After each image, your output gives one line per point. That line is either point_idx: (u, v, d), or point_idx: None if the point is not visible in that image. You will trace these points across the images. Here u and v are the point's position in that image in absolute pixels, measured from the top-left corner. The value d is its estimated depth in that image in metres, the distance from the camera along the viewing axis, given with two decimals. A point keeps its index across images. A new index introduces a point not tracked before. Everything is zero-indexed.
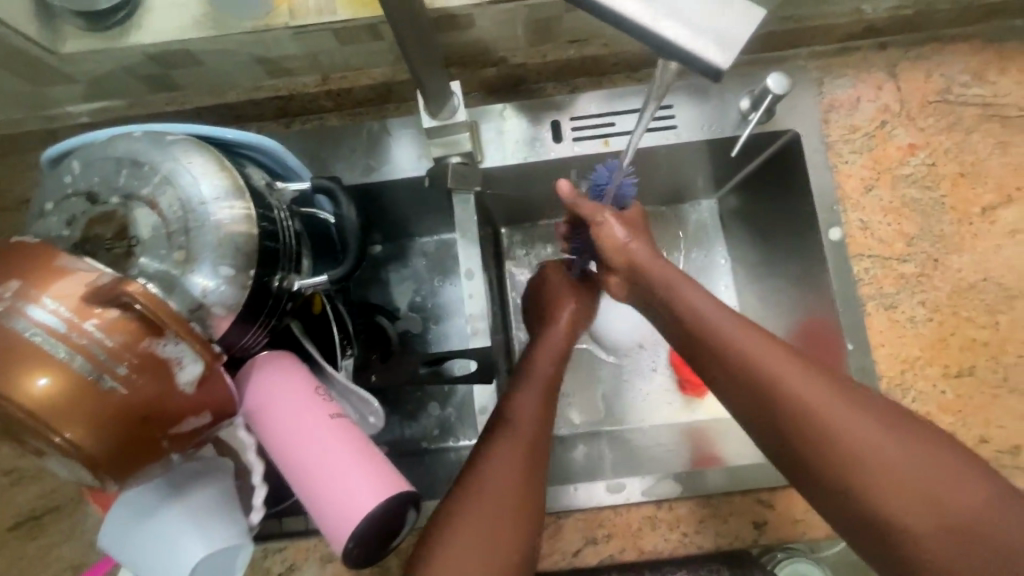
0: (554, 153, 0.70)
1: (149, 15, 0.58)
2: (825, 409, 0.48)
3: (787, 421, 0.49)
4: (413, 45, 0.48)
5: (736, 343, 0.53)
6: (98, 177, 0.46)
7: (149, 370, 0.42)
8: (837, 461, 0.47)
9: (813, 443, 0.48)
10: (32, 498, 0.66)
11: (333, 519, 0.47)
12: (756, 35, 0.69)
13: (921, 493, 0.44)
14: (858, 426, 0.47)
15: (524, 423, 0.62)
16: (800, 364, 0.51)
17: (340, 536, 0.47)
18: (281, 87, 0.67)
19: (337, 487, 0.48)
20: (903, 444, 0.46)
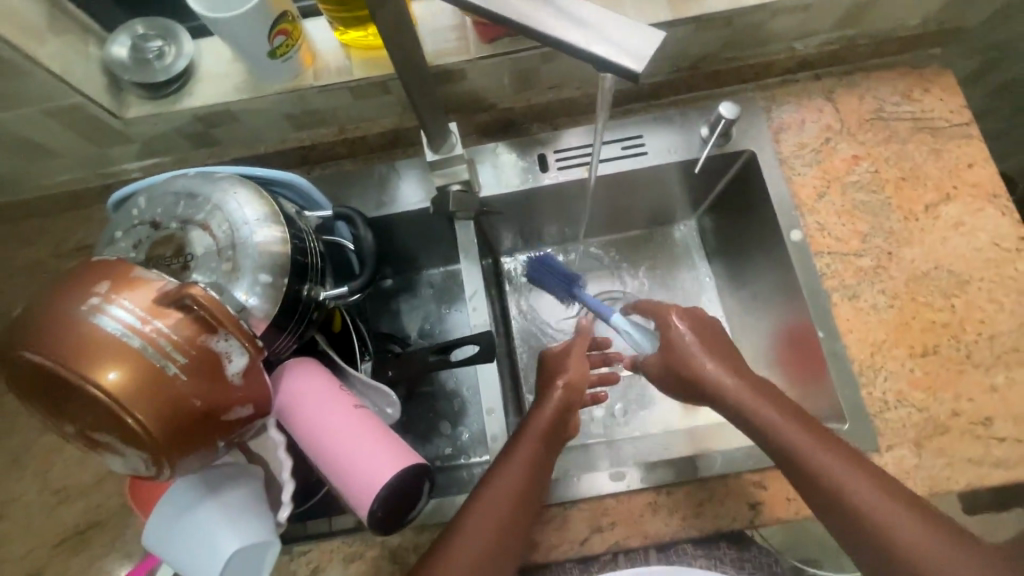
0: (539, 181, 0.80)
1: (198, 85, 0.70)
2: (840, 476, 0.58)
3: (809, 483, 0.59)
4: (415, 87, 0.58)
5: (766, 419, 0.63)
6: (160, 209, 0.56)
7: (204, 360, 0.50)
8: (851, 519, 0.56)
9: (829, 504, 0.58)
10: (78, 514, 0.71)
11: (357, 491, 0.53)
12: (707, 73, 0.80)
13: (912, 555, 0.53)
14: (868, 493, 0.57)
15: (475, 541, 0.59)
16: (801, 422, 0.62)
17: (364, 503, 0.53)
18: (304, 139, 0.79)
19: (359, 460, 0.54)
20: (898, 510, 0.55)
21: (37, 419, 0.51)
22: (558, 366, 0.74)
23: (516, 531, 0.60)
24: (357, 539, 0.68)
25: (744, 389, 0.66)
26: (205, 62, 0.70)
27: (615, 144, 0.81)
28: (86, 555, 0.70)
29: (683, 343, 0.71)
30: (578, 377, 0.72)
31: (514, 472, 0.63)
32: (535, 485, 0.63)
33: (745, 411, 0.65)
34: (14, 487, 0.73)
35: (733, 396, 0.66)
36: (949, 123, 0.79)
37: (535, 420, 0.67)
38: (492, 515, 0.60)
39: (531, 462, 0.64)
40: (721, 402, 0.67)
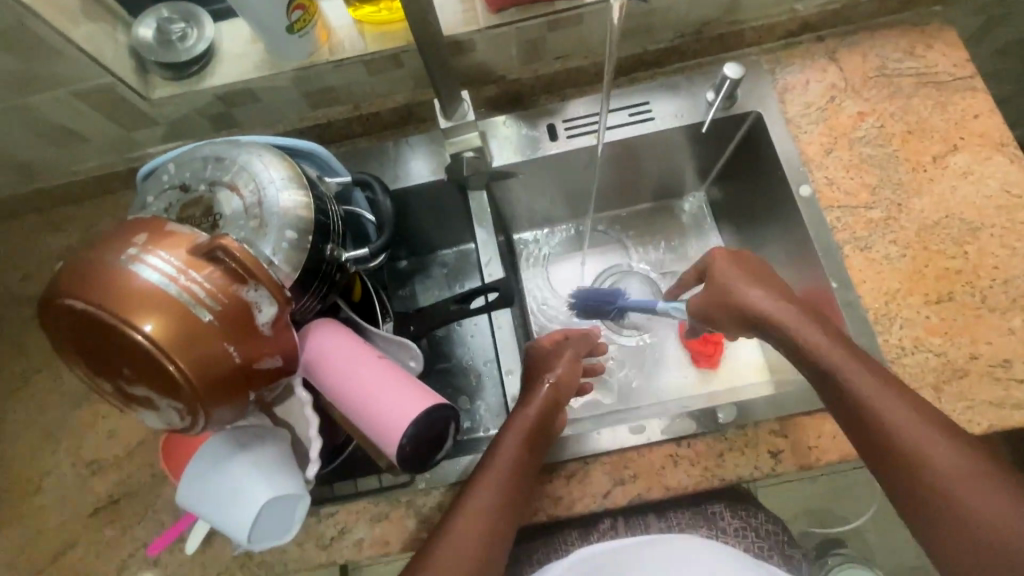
0: (548, 150, 0.82)
1: (219, 65, 0.73)
2: (899, 416, 0.56)
3: (863, 423, 0.58)
4: (428, 49, 0.60)
5: (830, 354, 0.61)
6: (189, 173, 0.58)
7: (235, 309, 0.52)
8: (908, 459, 0.55)
9: (884, 444, 0.56)
10: (111, 485, 0.73)
11: (387, 433, 0.57)
12: (710, 38, 0.82)
13: (966, 499, 0.52)
14: (928, 436, 0.55)
15: (466, 539, 0.59)
16: (881, 377, 0.59)
17: (394, 442, 0.56)
18: (320, 117, 0.81)
19: (387, 403, 0.57)
20: (958, 455, 0.53)
21: (79, 374, 0.54)
22: (541, 368, 0.73)
23: (506, 527, 0.61)
24: (383, 500, 0.69)
25: (809, 322, 0.64)
26: (223, 43, 0.73)
27: (622, 111, 0.82)
28: (118, 525, 0.71)
29: (746, 286, 0.69)
30: (565, 377, 0.72)
31: (495, 478, 0.63)
32: (519, 490, 0.63)
33: (818, 363, 0.62)
34: (48, 461, 0.75)
35: (801, 341, 0.64)
36: (953, 77, 0.79)
37: (518, 421, 0.66)
38: (475, 522, 0.60)
39: (512, 465, 0.63)
40: (793, 351, 0.65)
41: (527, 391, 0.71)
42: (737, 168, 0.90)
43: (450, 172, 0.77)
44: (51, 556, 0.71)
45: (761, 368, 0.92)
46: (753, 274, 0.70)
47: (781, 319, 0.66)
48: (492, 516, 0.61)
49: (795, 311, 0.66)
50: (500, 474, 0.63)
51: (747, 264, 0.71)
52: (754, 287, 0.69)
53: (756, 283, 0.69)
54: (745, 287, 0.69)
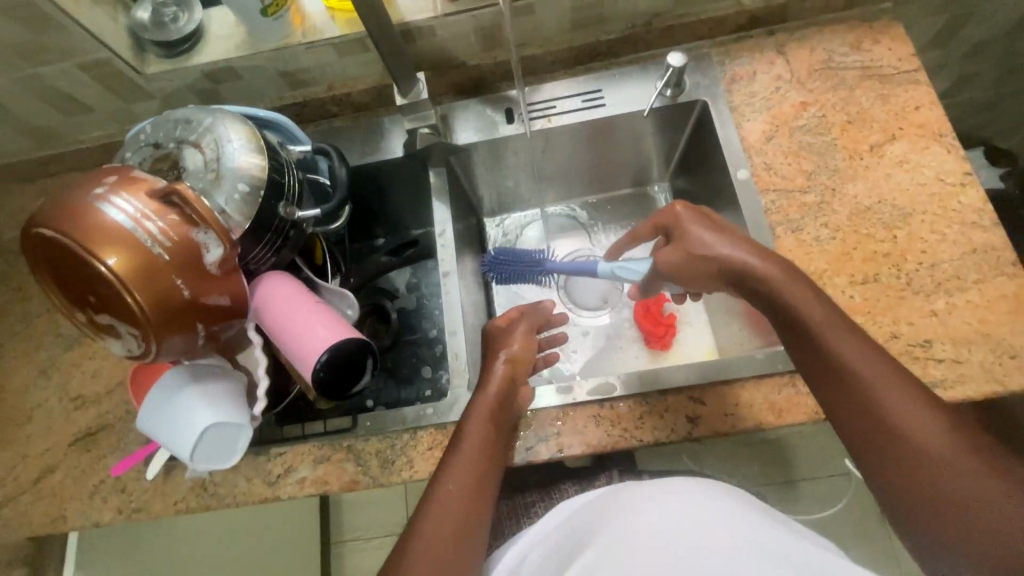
0: (505, 132, 0.88)
1: (205, 45, 0.81)
2: (892, 393, 0.56)
3: (857, 404, 0.58)
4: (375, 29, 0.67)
5: (825, 329, 0.61)
6: (162, 132, 0.66)
7: (185, 248, 0.59)
8: (898, 436, 0.55)
9: (876, 421, 0.56)
10: (90, 418, 0.81)
11: (305, 359, 0.64)
12: (662, 30, 0.86)
13: (953, 476, 0.52)
14: (919, 419, 0.55)
15: (445, 512, 0.61)
16: (878, 356, 0.59)
17: (311, 366, 0.63)
18: (298, 96, 0.89)
19: (305, 332, 0.64)
20: (947, 432, 0.54)
21: (54, 303, 0.62)
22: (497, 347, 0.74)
23: (484, 499, 0.63)
24: (326, 444, 0.75)
25: (805, 291, 0.63)
26: (213, 26, 0.82)
27: (576, 97, 0.88)
28: (94, 453, 0.79)
29: (731, 249, 0.67)
30: (521, 355, 0.73)
31: (466, 457, 0.64)
32: (489, 464, 0.65)
33: (817, 341, 0.61)
34: (39, 395, 0.83)
35: (795, 307, 0.63)
36: (897, 70, 0.82)
37: (481, 399, 0.68)
38: (449, 505, 0.62)
39: (481, 442, 0.65)
40: (789, 327, 0.63)
41: (484, 370, 0.72)
42: (691, 156, 0.93)
43: (409, 147, 0.84)
44: (33, 479, 0.79)
45: (711, 350, 0.95)
46: (730, 231, 0.69)
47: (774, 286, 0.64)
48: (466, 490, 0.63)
49: (793, 280, 0.64)
50: (470, 453, 0.65)
51: (720, 225, 0.70)
52: (729, 241, 0.68)
53: (731, 238, 0.68)
54: (721, 241, 0.68)
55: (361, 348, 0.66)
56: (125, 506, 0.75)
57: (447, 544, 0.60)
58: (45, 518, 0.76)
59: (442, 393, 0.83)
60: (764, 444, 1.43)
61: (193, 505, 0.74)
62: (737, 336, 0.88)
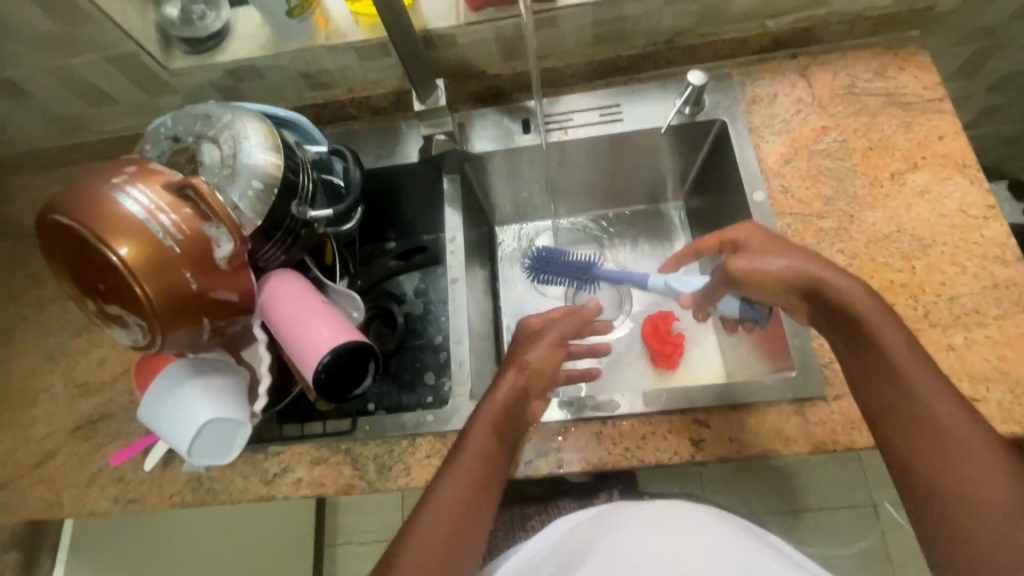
0: (522, 141, 0.88)
1: (230, 43, 0.82)
2: (966, 434, 0.53)
3: (922, 438, 0.54)
4: (396, 34, 0.67)
5: (896, 349, 0.57)
6: (181, 127, 0.67)
7: (195, 242, 0.59)
8: (963, 478, 0.51)
9: (942, 459, 0.52)
10: (94, 406, 0.81)
11: (304, 358, 0.64)
12: (683, 48, 0.86)
13: (1012, 529, 0.49)
14: (982, 464, 0.51)
15: (440, 522, 0.60)
16: (948, 391, 0.55)
17: (309, 365, 0.64)
18: (318, 98, 0.90)
19: (307, 331, 0.64)
20: (1012, 480, 0.50)
21: (64, 287, 0.62)
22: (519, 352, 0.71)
23: (479, 513, 0.62)
24: (324, 445, 0.74)
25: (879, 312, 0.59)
26: (239, 25, 0.83)
27: (594, 111, 0.88)
28: (94, 441, 0.79)
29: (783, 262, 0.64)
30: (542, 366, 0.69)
31: (465, 466, 0.63)
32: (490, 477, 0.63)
33: (891, 368, 0.56)
34: (45, 380, 0.84)
35: (872, 326, 0.59)
36: (921, 99, 0.81)
37: (487, 406, 0.66)
38: (444, 515, 0.60)
39: (483, 454, 0.63)
40: (858, 347, 0.59)
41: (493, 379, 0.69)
42: (708, 175, 0.92)
43: (425, 153, 0.84)
44: (34, 463, 0.79)
45: (718, 373, 0.93)
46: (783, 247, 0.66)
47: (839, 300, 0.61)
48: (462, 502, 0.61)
49: (860, 294, 0.60)
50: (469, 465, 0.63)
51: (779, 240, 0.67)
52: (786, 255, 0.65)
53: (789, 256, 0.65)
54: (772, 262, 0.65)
55: (362, 351, 0.66)
56: (122, 496, 0.75)
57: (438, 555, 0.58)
58: (41, 503, 0.76)
59: (445, 402, 0.82)
60: (771, 472, 1.40)
61: (189, 500, 0.74)
62: (745, 360, 0.87)
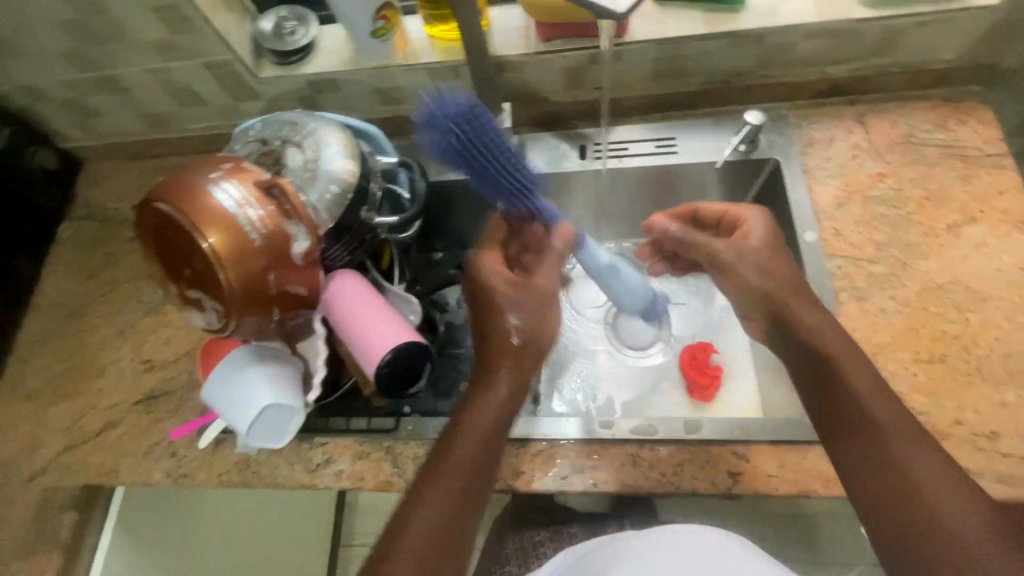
0: (576, 167, 0.91)
1: (315, 58, 0.89)
2: (915, 460, 0.56)
3: (879, 463, 0.57)
4: (471, 55, 0.72)
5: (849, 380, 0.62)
6: (270, 131, 0.73)
7: (276, 236, 0.63)
8: (924, 503, 0.54)
9: (893, 477, 0.56)
10: (156, 382, 0.87)
11: (367, 354, 0.68)
12: (741, 88, 0.89)
13: (960, 552, 0.51)
14: (939, 487, 0.54)
15: (438, 505, 0.61)
16: (904, 419, 0.59)
17: (372, 362, 0.67)
18: (388, 112, 0.95)
19: (371, 330, 0.68)
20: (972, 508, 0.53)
21: (152, 273, 0.68)
22: (502, 311, 0.70)
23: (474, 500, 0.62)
24: (367, 441, 0.77)
25: (833, 335, 0.65)
26: (324, 42, 0.89)
27: (649, 143, 0.90)
28: (153, 415, 0.84)
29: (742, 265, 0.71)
30: (532, 322, 0.71)
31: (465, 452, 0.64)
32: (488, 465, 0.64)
33: (840, 398, 0.61)
34: (115, 353, 0.90)
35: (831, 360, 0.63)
36: (982, 153, 0.81)
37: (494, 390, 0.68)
38: (438, 499, 0.61)
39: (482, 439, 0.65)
40: (819, 377, 0.63)
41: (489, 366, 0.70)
42: None
43: None
44: (97, 430, 0.84)
45: (755, 410, 0.93)
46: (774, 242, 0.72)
47: (814, 336, 0.65)
48: (460, 486, 0.63)
49: (813, 311, 0.67)
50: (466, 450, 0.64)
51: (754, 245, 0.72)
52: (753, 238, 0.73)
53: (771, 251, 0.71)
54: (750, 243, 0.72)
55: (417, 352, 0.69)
56: (174, 469, 0.80)
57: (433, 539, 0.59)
58: (101, 468, 0.82)
59: None
60: (799, 517, 1.36)
61: (235, 480, 0.77)
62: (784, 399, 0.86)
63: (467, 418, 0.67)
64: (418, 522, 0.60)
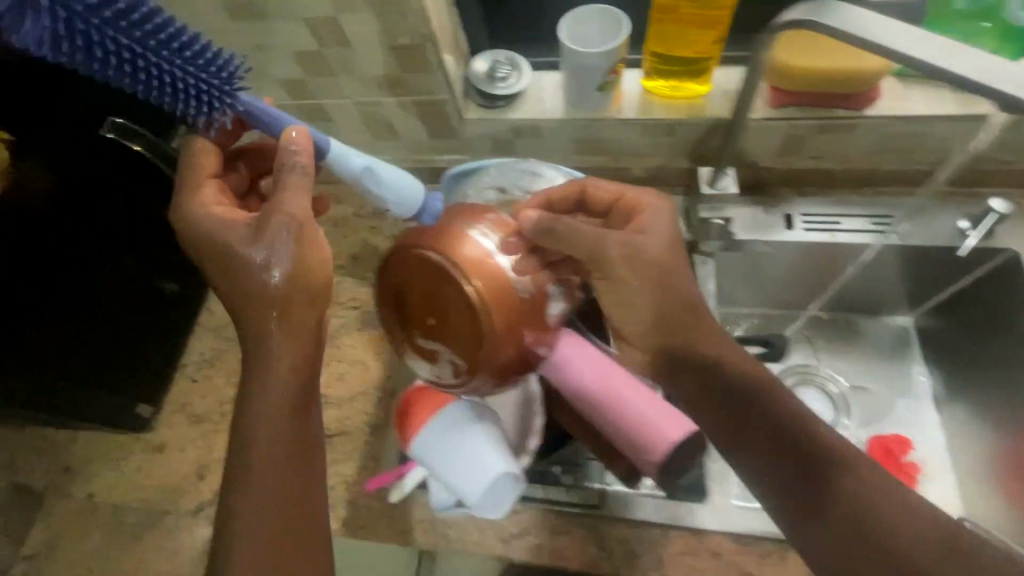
0: (785, 237, 0.86)
1: (522, 103, 0.87)
2: (862, 480, 0.55)
3: (822, 486, 0.56)
4: (746, 98, 0.71)
5: (715, 372, 0.60)
6: (507, 179, 0.71)
7: (539, 291, 0.60)
8: (825, 497, 0.55)
9: (814, 480, 0.56)
10: (329, 419, 0.84)
11: (651, 442, 0.65)
12: (970, 171, 0.84)
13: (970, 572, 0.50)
14: (870, 499, 0.54)
15: (275, 502, 0.55)
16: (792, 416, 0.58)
17: (654, 450, 0.65)
18: (581, 161, 0.92)
19: (652, 416, 0.65)
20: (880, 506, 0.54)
21: (386, 322, 0.66)
22: (242, 254, 0.54)
23: (285, 491, 0.55)
24: (566, 516, 0.72)
25: (727, 347, 0.62)
26: (533, 88, 0.88)
27: (866, 219, 0.85)
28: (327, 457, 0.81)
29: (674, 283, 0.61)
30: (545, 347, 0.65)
31: (258, 413, 0.55)
32: (278, 445, 0.56)
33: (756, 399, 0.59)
34: None
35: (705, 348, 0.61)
36: None
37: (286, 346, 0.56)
38: (260, 496, 0.55)
39: (264, 411, 0.55)
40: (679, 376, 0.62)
41: (241, 313, 0.57)
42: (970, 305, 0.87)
43: (699, 233, 0.85)
44: None
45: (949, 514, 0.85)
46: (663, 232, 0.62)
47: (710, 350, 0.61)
48: (263, 474, 0.55)
49: (712, 330, 0.62)
50: (269, 426, 0.55)
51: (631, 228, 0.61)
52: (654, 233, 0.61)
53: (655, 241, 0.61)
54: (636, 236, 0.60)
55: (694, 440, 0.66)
56: (351, 520, 0.76)
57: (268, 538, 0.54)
58: None
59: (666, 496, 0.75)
60: None
61: (421, 541, 0.73)
62: (995, 511, 0.81)
63: (292, 401, 0.56)
64: (249, 508, 0.55)
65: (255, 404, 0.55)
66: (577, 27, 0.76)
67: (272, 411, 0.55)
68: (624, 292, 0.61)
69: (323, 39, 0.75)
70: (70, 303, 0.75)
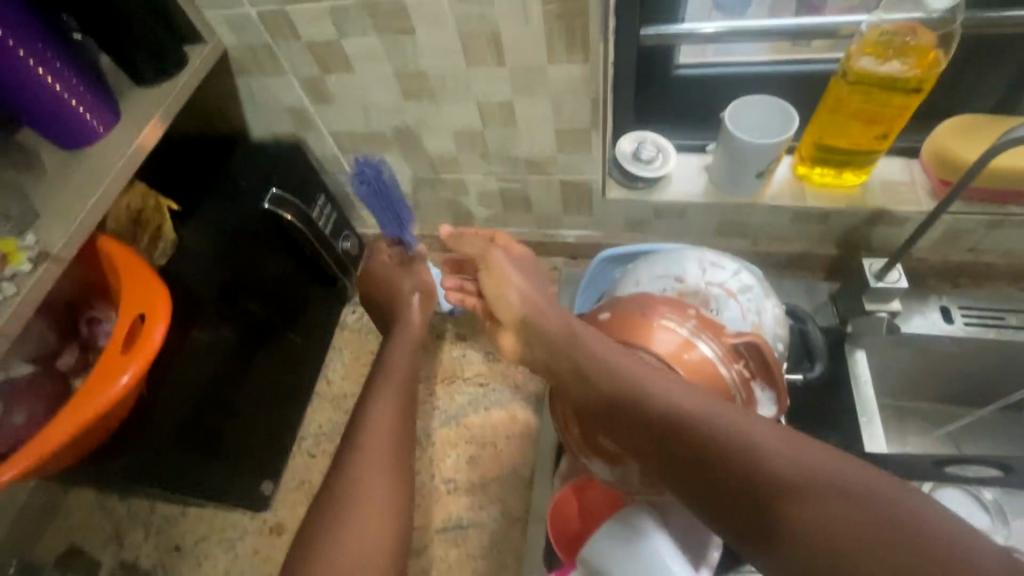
0: (946, 332, 0.80)
1: (667, 184, 0.86)
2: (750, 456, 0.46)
3: (741, 492, 0.46)
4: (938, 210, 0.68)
5: (639, 397, 0.53)
6: (685, 268, 0.67)
7: (748, 400, 0.58)
8: (743, 508, 0.46)
9: (791, 503, 0.44)
10: (462, 508, 0.80)
11: None
12: None
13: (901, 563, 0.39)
14: (775, 478, 0.45)
15: (371, 496, 0.59)
16: (743, 417, 0.49)
17: None
18: (718, 243, 0.91)
19: None
20: (840, 507, 0.42)
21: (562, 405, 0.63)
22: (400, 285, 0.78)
23: (393, 492, 0.60)
24: None
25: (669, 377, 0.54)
26: (677, 170, 0.87)
27: None
28: (464, 550, 0.77)
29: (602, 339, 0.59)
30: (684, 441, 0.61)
31: (378, 419, 0.65)
32: (397, 447, 0.64)
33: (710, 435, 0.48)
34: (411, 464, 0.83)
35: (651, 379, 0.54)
36: None
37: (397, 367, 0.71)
38: (371, 490, 0.59)
39: (389, 421, 0.65)
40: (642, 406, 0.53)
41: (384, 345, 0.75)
42: None
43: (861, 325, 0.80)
44: None
45: None
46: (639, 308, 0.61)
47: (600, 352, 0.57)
48: (386, 474, 0.61)
49: (624, 355, 0.57)
50: (378, 433, 0.64)
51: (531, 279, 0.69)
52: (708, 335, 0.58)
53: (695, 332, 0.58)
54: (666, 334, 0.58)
55: None
56: None
57: (373, 538, 0.56)
58: None
59: None
60: None
61: None
62: None
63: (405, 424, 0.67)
64: (358, 502, 0.58)
65: (376, 413, 0.66)
66: (741, 117, 0.77)
67: (387, 419, 0.65)
68: (501, 282, 0.67)
69: (489, 119, 0.75)
70: (234, 370, 0.75)
